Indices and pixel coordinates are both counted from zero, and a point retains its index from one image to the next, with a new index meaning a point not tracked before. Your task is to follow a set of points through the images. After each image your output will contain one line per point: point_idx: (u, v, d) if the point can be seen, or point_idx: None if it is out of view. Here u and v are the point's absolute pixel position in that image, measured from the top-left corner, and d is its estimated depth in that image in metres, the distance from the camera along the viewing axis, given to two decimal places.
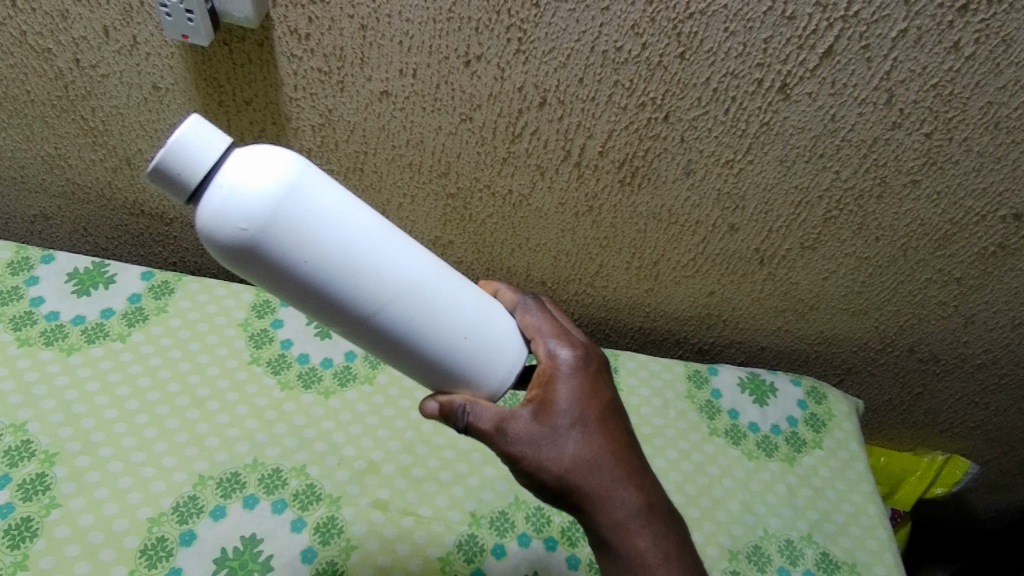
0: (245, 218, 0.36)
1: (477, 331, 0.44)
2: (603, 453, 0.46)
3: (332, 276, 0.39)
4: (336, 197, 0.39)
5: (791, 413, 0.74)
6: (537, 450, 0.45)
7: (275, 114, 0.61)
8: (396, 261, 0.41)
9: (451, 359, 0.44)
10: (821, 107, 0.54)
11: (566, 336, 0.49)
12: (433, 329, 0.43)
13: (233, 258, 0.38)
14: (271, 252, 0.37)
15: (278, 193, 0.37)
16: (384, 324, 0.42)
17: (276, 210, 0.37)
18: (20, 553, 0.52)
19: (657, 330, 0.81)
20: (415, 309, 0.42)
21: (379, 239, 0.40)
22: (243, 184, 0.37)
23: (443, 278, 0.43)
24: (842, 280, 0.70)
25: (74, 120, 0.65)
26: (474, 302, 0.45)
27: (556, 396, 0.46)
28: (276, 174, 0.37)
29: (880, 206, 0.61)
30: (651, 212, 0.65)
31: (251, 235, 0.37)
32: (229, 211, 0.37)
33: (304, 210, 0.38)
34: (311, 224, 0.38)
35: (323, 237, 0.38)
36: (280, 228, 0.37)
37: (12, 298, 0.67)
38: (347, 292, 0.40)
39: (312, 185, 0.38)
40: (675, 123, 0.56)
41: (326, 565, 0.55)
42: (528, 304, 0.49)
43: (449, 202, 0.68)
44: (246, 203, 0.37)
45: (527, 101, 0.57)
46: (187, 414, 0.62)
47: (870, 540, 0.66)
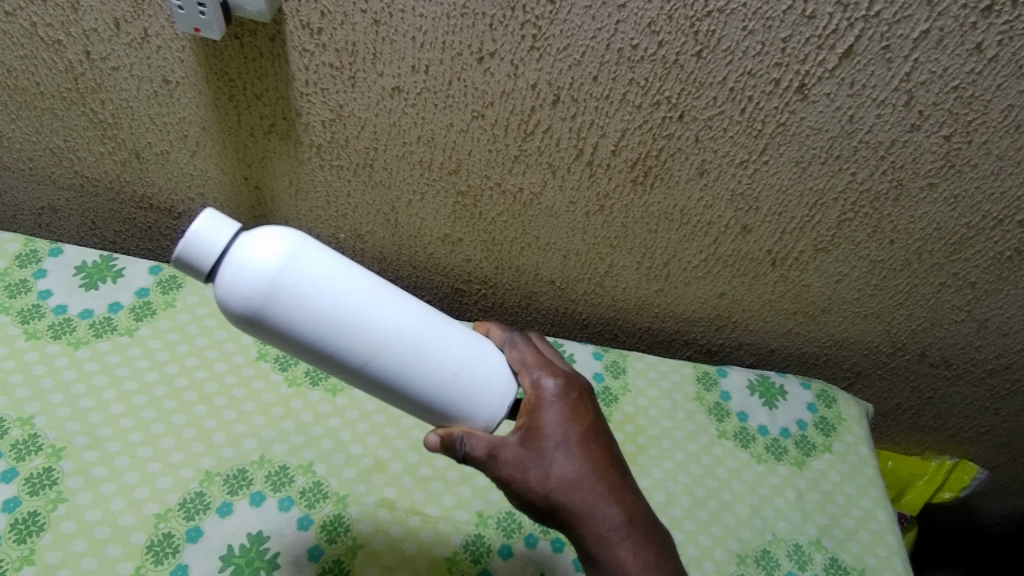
0: (250, 288, 0.41)
1: (466, 368, 0.46)
2: (585, 472, 0.45)
3: (327, 332, 0.42)
4: (327, 262, 0.43)
5: (801, 416, 0.73)
6: (525, 472, 0.45)
7: (285, 109, 0.61)
8: (383, 312, 0.44)
9: (443, 398, 0.45)
10: (840, 108, 0.53)
11: (551, 366, 0.49)
12: (422, 370, 0.44)
13: (246, 324, 0.43)
14: (274, 315, 0.42)
15: (276, 263, 0.42)
16: (379, 372, 0.44)
17: (275, 278, 0.41)
18: (26, 547, 0.52)
19: (666, 331, 0.80)
20: (403, 354, 0.44)
21: (368, 295, 0.44)
22: (248, 258, 0.42)
23: (430, 324, 0.46)
24: (855, 283, 0.69)
25: (84, 113, 0.64)
26: (461, 342, 0.46)
27: (540, 421, 0.46)
28: (274, 248, 0.42)
29: (896, 209, 0.61)
30: (663, 212, 0.64)
31: (254, 303, 0.41)
32: (238, 282, 0.41)
33: (299, 276, 0.42)
34: (305, 288, 0.42)
35: (317, 297, 0.42)
36: (279, 294, 0.41)
37: (20, 290, 0.66)
38: (341, 346, 0.43)
39: (307, 255, 0.43)
40: (690, 122, 0.56)
41: (332, 563, 0.55)
42: (516, 339, 0.50)
43: (459, 199, 0.67)
44: (250, 274, 0.41)
45: (541, 99, 0.56)
46: (193, 410, 0.62)
47: (879, 546, 0.65)
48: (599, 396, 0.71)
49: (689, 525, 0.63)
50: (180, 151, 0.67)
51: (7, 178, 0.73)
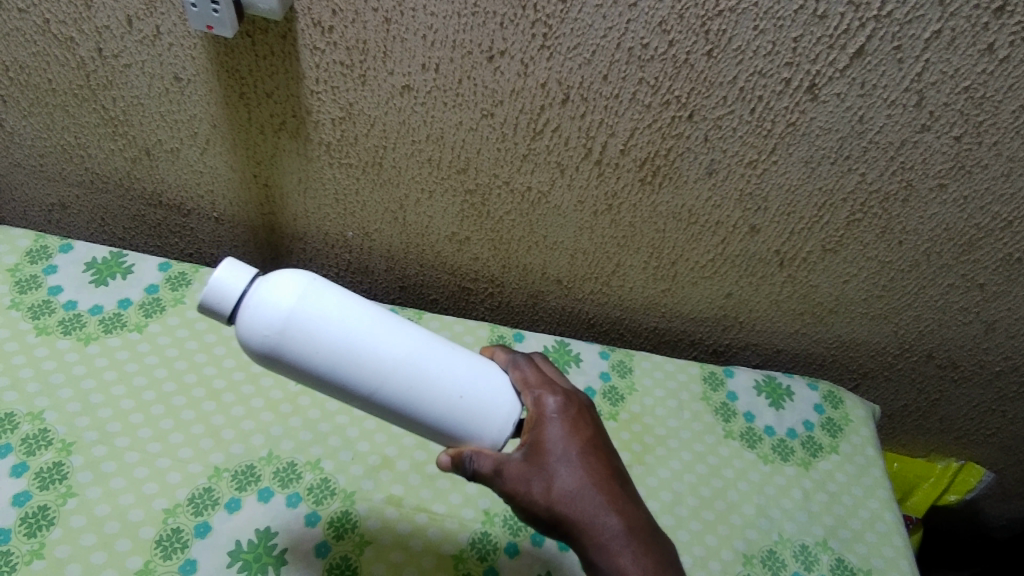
0: (266, 326, 0.43)
1: (471, 390, 0.46)
2: (586, 484, 0.44)
3: (338, 363, 0.43)
4: (336, 297, 0.45)
5: (808, 417, 0.73)
6: (528, 485, 0.44)
7: (296, 107, 0.61)
8: (389, 341, 0.44)
9: (451, 422, 0.45)
10: (850, 108, 0.53)
11: (551, 384, 0.49)
12: (429, 395, 0.45)
13: (265, 360, 0.44)
14: (289, 351, 0.43)
15: (289, 302, 0.43)
16: (389, 400, 0.45)
17: (288, 316, 0.43)
18: (37, 541, 0.52)
19: (672, 331, 0.80)
20: (410, 380, 0.44)
21: (377, 327, 0.45)
22: (265, 298, 0.43)
23: (435, 350, 0.46)
24: (863, 284, 0.69)
25: (95, 110, 0.65)
26: (466, 366, 0.46)
27: (541, 438, 0.46)
28: (288, 288, 0.44)
29: (906, 209, 0.61)
30: (671, 211, 0.64)
31: (270, 341, 0.43)
32: (255, 321, 0.43)
33: (310, 313, 0.43)
34: (315, 323, 0.43)
35: (327, 331, 0.43)
36: (292, 331, 0.43)
37: (30, 286, 0.67)
38: (352, 376, 0.44)
39: (318, 293, 0.44)
40: (700, 122, 0.56)
41: (339, 560, 0.55)
42: (518, 359, 0.50)
43: (467, 198, 0.67)
44: (265, 313, 0.43)
45: (550, 98, 0.56)
46: (202, 406, 0.62)
47: (885, 547, 0.65)
48: (605, 395, 0.71)
49: (695, 525, 0.63)
50: (190, 148, 0.67)
51: (18, 174, 0.73)
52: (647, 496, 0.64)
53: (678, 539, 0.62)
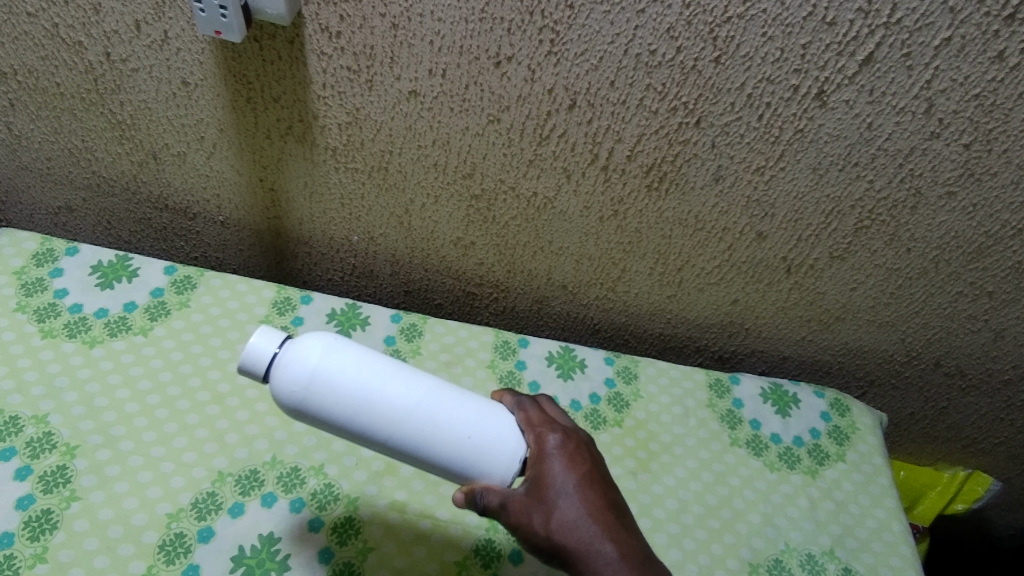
0: (292, 382, 0.45)
1: (478, 429, 0.46)
2: (583, 514, 0.44)
3: (356, 411, 0.45)
4: (354, 352, 0.47)
5: (814, 424, 0.72)
6: (529, 516, 0.44)
7: (302, 112, 0.61)
8: (402, 388, 0.46)
9: (461, 462, 0.46)
10: (858, 115, 0.53)
11: (552, 421, 0.49)
12: (439, 438, 0.45)
13: (293, 413, 0.47)
14: (314, 403, 0.46)
15: (313, 359, 0.46)
16: (404, 444, 0.46)
17: (311, 371, 0.45)
18: (40, 545, 0.52)
19: (678, 337, 0.79)
20: (420, 424, 0.45)
21: (392, 378, 0.47)
22: (291, 355, 0.46)
23: (446, 395, 0.47)
24: (870, 292, 0.68)
25: (103, 113, 0.65)
26: (473, 407, 0.47)
27: (542, 471, 0.45)
28: (312, 347, 0.46)
29: (914, 217, 0.60)
30: (677, 218, 0.64)
31: (297, 395, 0.46)
32: (282, 376, 0.46)
33: (331, 368, 0.46)
34: (334, 376, 0.45)
35: (347, 384, 0.45)
36: (315, 385, 0.45)
37: (36, 289, 0.67)
38: (369, 423, 0.46)
39: (339, 349, 0.47)
40: (707, 128, 0.56)
41: (342, 565, 0.55)
42: (523, 400, 0.50)
43: (472, 203, 0.67)
44: (291, 370, 0.46)
45: (557, 103, 0.56)
46: (206, 410, 0.62)
47: (893, 557, 0.64)
48: (610, 402, 0.70)
49: (701, 534, 0.63)
50: (196, 152, 0.67)
51: (25, 177, 0.73)
52: (652, 503, 0.64)
53: (683, 547, 0.61)
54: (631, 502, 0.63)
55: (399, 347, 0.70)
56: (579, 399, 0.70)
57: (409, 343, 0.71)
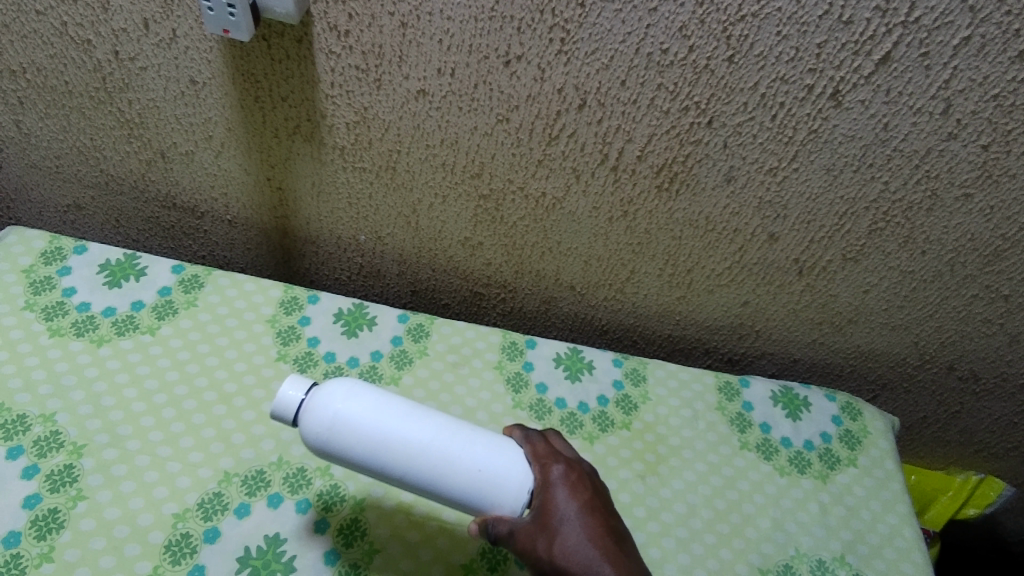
0: (317, 425, 0.47)
1: (489, 463, 0.47)
2: (584, 539, 0.44)
3: (374, 449, 0.47)
4: (372, 393, 0.49)
5: (825, 428, 0.71)
6: (533, 542, 0.45)
7: (310, 111, 0.61)
8: (416, 426, 0.48)
9: (474, 494, 0.46)
10: (874, 116, 0.52)
11: (557, 452, 0.49)
12: (452, 473, 0.46)
13: (319, 452, 0.48)
14: (337, 444, 0.47)
15: (335, 403, 0.48)
16: (420, 480, 0.47)
17: (332, 415, 0.47)
18: (46, 544, 0.52)
19: (687, 339, 0.79)
20: (434, 459, 0.46)
21: (408, 418, 0.48)
22: (316, 400, 0.48)
23: (458, 432, 0.48)
24: (884, 294, 0.67)
25: (111, 112, 0.65)
26: (483, 441, 0.48)
27: (546, 499, 0.46)
28: (333, 391, 0.48)
29: (930, 219, 0.59)
30: (688, 219, 0.64)
31: (322, 437, 0.47)
32: (308, 419, 0.48)
33: (352, 412, 0.47)
34: (354, 417, 0.47)
35: (366, 425, 0.47)
36: (336, 427, 0.47)
37: (44, 287, 0.67)
38: (386, 460, 0.47)
39: (359, 393, 0.48)
40: (719, 128, 0.55)
41: (348, 568, 0.55)
42: (531, 433, 0.50)
43: (480, 203, 0.67)
44: (316, 413, 0.48)
45: (566, 103, 0.55)
46: (213, 410, 0.62)
47: (905, 563, 0.63)
48: (618, 404, 0.70)
49: (709, 538, 0.62)
50: (204, 151, 0.67)
51: (35, 175, 0.74)
52: (660, 507, 0.63)
53: (692, 552, 0.61)
54: (640, 505, 0.63)
55: (405, 347, 0.70)
56: (587, 402, 0.69)
57: (417, 343, 0.70)
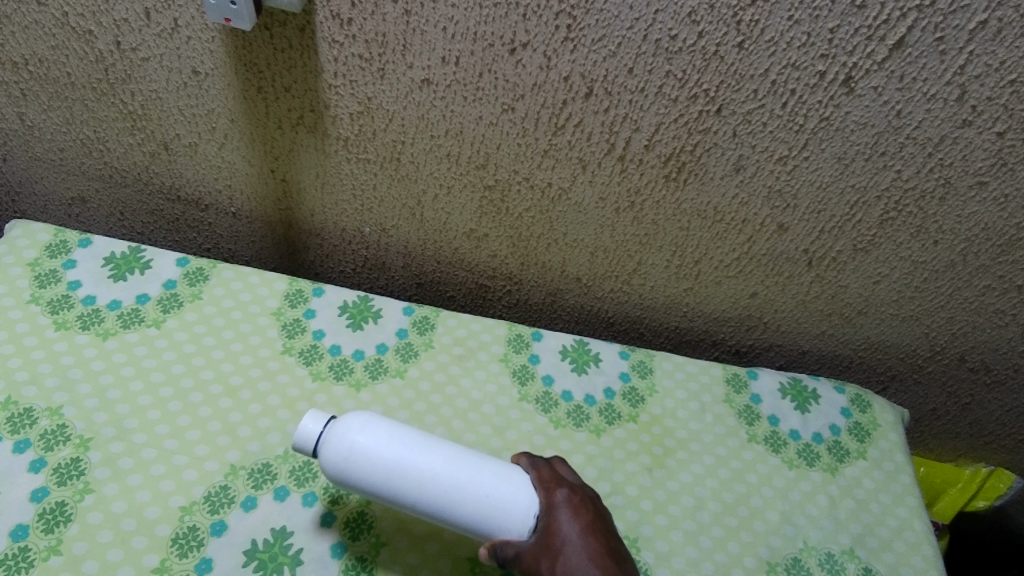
0: (334, 454, 0.50)
1: (496, 489, 0.49)
2: (584, 559, 0.47)
3: (388, 477, 0.49)
4: (386, 425, 0.51)
5: (834, 421, 0.70)
6: (537, 562, 0.47)
7: (314, 101, 0.60)
8: (428, 455, 0.50)
9: (482, 520, 0.48)
10: (887, 102, 0.51)
11: (561, 478, 0.52)
12: (461, 499, 0.48)
13: (336, 481, 0.51)
14: (353, 472, 0.49)
15: (352, 435, 0.50)
16: (431, 506, 0.49)
17: (349, 445, 0.50)
18: (54, 537, 0.52)
19: (694, 331, 0.78)
20: (444, 486, 0.49)
21: (420, 448, 0.50)
22: (334, 431, 0.51)
23: (466, 461, 0.50)
24: (895, 285, 0.67)
25: (113, 103, 0.64)
26: (490, 469, 0.50)
27: (550, 522, 0.49)
28: (350, 422, 0.51)
29: (942, 208, 0.58)
30: (696, 209, 0.63)
31: (339, 466, 0.50)
32: (326, 449, 0.50)
33: (368, 442, 0.50)
34: (370, 447, 0.49)
35: (381, 454, 0.49)
36: (353, 456, 0.49)
37: (49, 281, 0.67)
38: (400, 488, 0.49)
39: (374, 424, 0.51)
40: (729, 116, 0.54)
41: (355, 561, 0.55)
42: (537, 461, 0.53)
43: (485, 194, 0.66)
44: (334, 443, 0.50)
45: (573, 92, 0.55)
46: (219, 403, 0.62)
47: (915, 557, 0.63)
48: (625, 396, 0.69)
49: (717, 531, 0.61)
50: (208, 143, 0.67)
51: (39, 168, 0.73)
52: (667, 501, 0.63)
53: (699, 545, 0.60)
54: (647, 498, 0.62)
55: (411, 340, 0.69)
56: (593, 394, 0.69)
57: (422, 336, 0.70)
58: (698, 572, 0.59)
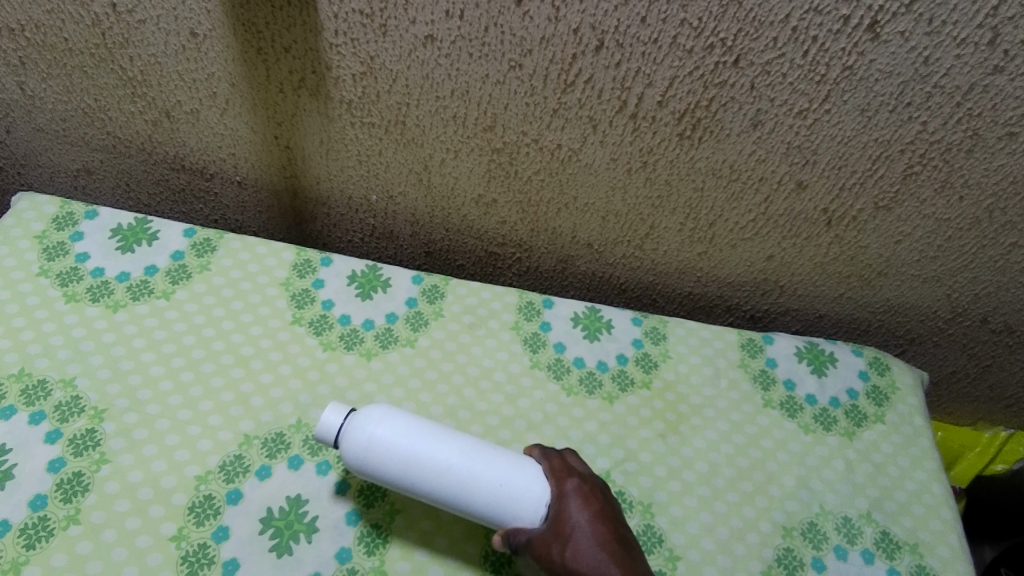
0: (353, 444, 0.50)
1: (510, 479, 0.49)
2: (594, 545, 0.47)
3: (405, 466, 0.49)
4: (404, 417, 0.51)
5: (852, 384, 0.69)
6: (548, 547, 0.47)
7: (315, 62, 0.59)
8: (445, 445, 0.50)
9: (497, 508, 0.48)
10: (914, 48, 0.48)
11: (572, 468, 0.52)
12: (477, 488, 0.48)
13: (354, 470, 0.51)
14: (372, 462, 0.49)
15: (370, 426, 0.50)
16: (448, 495, 0.49)
17: (368, 436, 0.50)
18: (72, 507, 0.53)
19: (708, 296, 0.76)
20: (460, 475, 0.49)
21: (438, 438, 0.50)
22: (352, 422, 0.51)
23: (482, 451, 0.50)
24: (917, 244, 0.65)
25: (113, 70, 0.63)
26: (505, 460, 0.50)
27: (562, 508, 0.48)
28: (368, 414, 0.51)
29: (969, 161, 0.56)
30: (711, 168, 0.61)
31: (358, 455, 0.49)
32: (345, 439, 0.50)
33: (386, 432, 0.50)
34: (389, 437, 0.49)
35: (399, 445, 0.49)
36: (371, 445, 0.49)
37: (57, 253, 0.66)
38: (417, 477, 0.49)
39: (392, 414, 0.51)
40: (746, 68, 0.52)
41: (370, 527, 0.55)
42: (549, 450, 0.53)
43: (493, 157, 0.64)
44: (353, 433, 0.50)
45: (583, 45, 0.52)
46: (230, 373, 0.62)
47: (934, 520, 0.62)
48: (638, 363, 0.68)
49: (732, 497, 0.61)
50: (210, 109, 0.65)
51: (42, 139, 0.73)
52: (682, 467, 0.62)
53: (714, 511, 0.60)
54: (661, 464, 0.62)
55: (420, 309, 0.69)
56: (606, 361, 0.68)
57: (432, 304, 0.69)
58: (713, 537, 0.58)
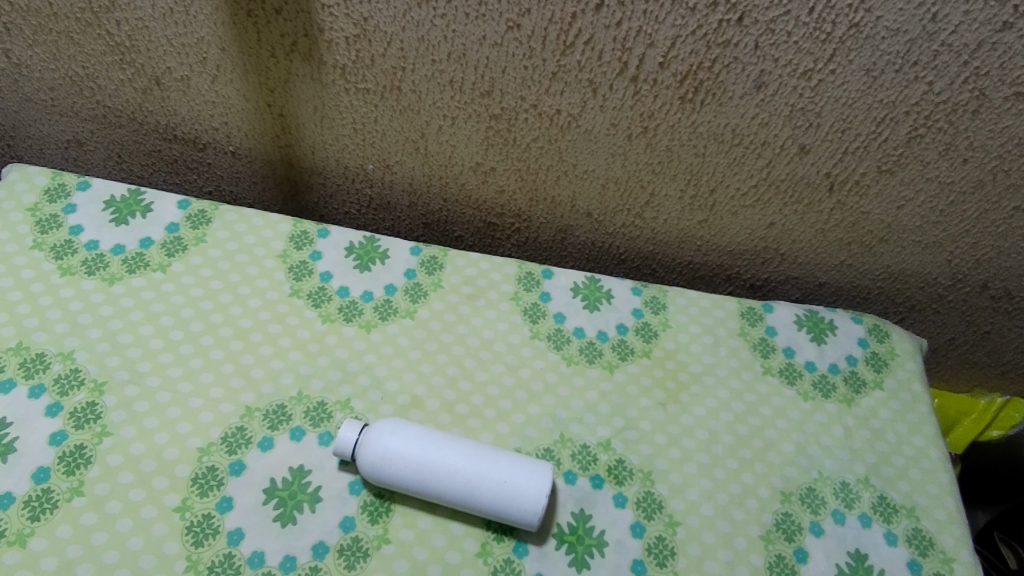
0: (368, 454, 0.53)
1: (513, 476, 0.52)
2: None
3: (417, 472, 0.52)
4: (413, 427, 0.55)
5: (851, 352, 0.69)
6: None
7: (307, 24, 0.57)
8: (452, 450, 0.53)
9: (503, 504, 0.52)
10: (921, 4, 0.47)
11: None
12: (483, 487, 0.52)
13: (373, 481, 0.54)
14: (387, 470, 0.53)
15: (383, 437, 0.54)
16: (458, 495, 0.52)
17: (381, 446, 0.53)
18: (75, 479, 0.53)
19: (708, 266, 0.76)
20: (468, 476, 0.52)
21: (445, 444, 0.54)
22: (366, 434, 0.54)
23: (485, 453, 0.54)
24: (919, 209, 0.64)
25: (100, 35, 0.62)
26: (507, 458, 0.54)
27: None
28: (381, 427, 0.54)
29: (975, 122, 0.55)
30: (713, 132, 0.60)
31: (375, 467, 0.53)
32: (361, 450, 0.54)
33: (398, 442, 0.53)
34: (401, 446, 0.53)
35: (410, 451, 0.53)
36: (385, 456, 0.53)
37: (51, 226, 0.65)
38: (429, 481, 0.52)
39: (402, 426, 0.55)
40: (750, 26, 0.50)
41: (372, 497, 0.55)
42: None
43: (491, 124, 0.63)
44: (368, 444, 0.53)
45: (583, 3, 0.51)
46: (230, 346, 0.61)
47: (931, 485, 0.62)
48: (638, 332, 0.68)
49: (732, 463, 0.61)
50: (201, 75, 0.64)
51: (31, 109, 0.71)
52: (681, 435, 0.62)
53: (714, 477, 0.60)
54: (661, 433, 0.62)
55: (419, 280, 0.68)
56: (606, 330, 0.68)
57: (431, 275, 0.69)
58: (712, 503, 0.59)
